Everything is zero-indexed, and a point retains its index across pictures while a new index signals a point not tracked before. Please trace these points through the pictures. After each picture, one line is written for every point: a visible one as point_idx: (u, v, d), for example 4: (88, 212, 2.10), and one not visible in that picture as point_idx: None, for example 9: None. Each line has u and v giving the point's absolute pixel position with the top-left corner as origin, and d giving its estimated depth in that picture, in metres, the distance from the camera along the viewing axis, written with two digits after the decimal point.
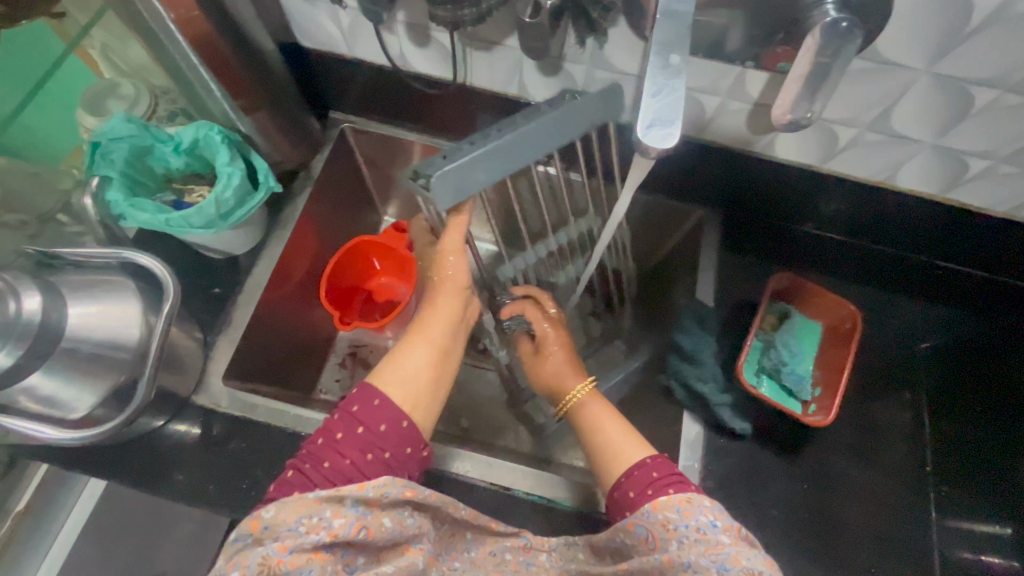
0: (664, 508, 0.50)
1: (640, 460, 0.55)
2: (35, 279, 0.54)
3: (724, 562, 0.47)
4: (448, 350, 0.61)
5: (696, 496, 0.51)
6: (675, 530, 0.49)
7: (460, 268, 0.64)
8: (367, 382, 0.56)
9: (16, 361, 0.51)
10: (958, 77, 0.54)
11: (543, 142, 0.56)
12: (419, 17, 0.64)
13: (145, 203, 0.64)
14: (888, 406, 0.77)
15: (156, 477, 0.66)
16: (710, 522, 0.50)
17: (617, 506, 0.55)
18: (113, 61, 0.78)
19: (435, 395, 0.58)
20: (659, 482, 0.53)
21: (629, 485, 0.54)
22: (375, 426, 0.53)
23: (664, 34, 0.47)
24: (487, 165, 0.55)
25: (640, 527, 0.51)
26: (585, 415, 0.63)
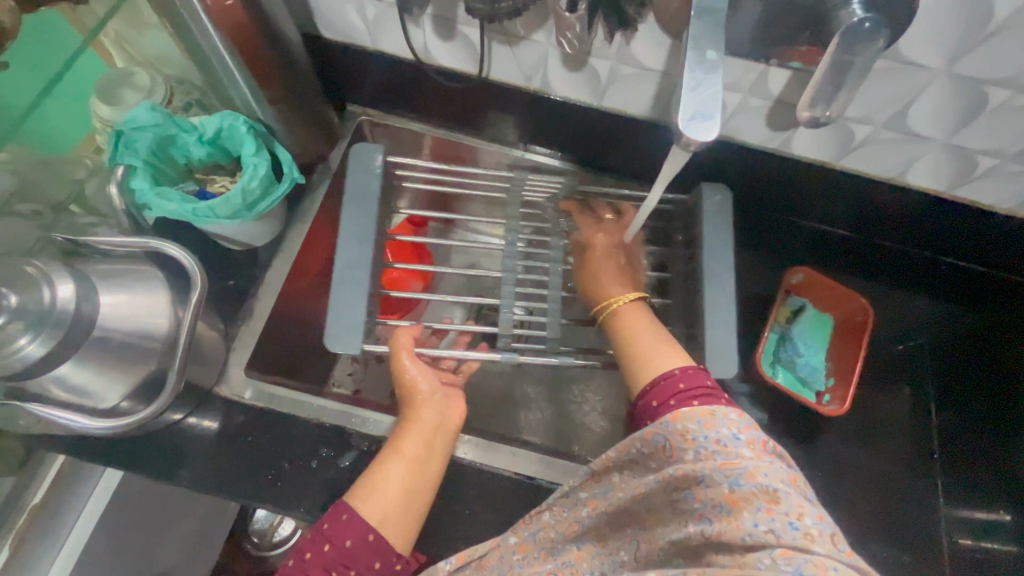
0: (684, 419, 0.49)
1: (670, 370, 0.57)
2: (65, 266, 0.54)
3: (738, 478, 0.43)
4: (427, 460, 0.59)
5: (719, 409, 0.49)
6: (693, 441, 0.47)
7: (423, 375, 0.64)
8: (345, 500, 0.57)
9: (50, 350, 0.50)
10: (974, 77, 0.56)
11: (357, 239, 0.65)
12: (447, 10, 0.65)
13: (170, 193, 0.64)
14: (890, 399, 0.81)
15: (179, 468, 0.66)
16: (731, 435, 0.47)
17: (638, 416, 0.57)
18: (125, 50, 0.78)
19: (409, 508, 0.57)
20: (683, 393, 0.55)
21: (653, 395, 0.56)
22: (340, 542, 0.54)
23: (700, 29, 0.48)
24: (349, 291, 0.63)
25: (658, 435, 0.49)
26: (620, 321, 0.66)
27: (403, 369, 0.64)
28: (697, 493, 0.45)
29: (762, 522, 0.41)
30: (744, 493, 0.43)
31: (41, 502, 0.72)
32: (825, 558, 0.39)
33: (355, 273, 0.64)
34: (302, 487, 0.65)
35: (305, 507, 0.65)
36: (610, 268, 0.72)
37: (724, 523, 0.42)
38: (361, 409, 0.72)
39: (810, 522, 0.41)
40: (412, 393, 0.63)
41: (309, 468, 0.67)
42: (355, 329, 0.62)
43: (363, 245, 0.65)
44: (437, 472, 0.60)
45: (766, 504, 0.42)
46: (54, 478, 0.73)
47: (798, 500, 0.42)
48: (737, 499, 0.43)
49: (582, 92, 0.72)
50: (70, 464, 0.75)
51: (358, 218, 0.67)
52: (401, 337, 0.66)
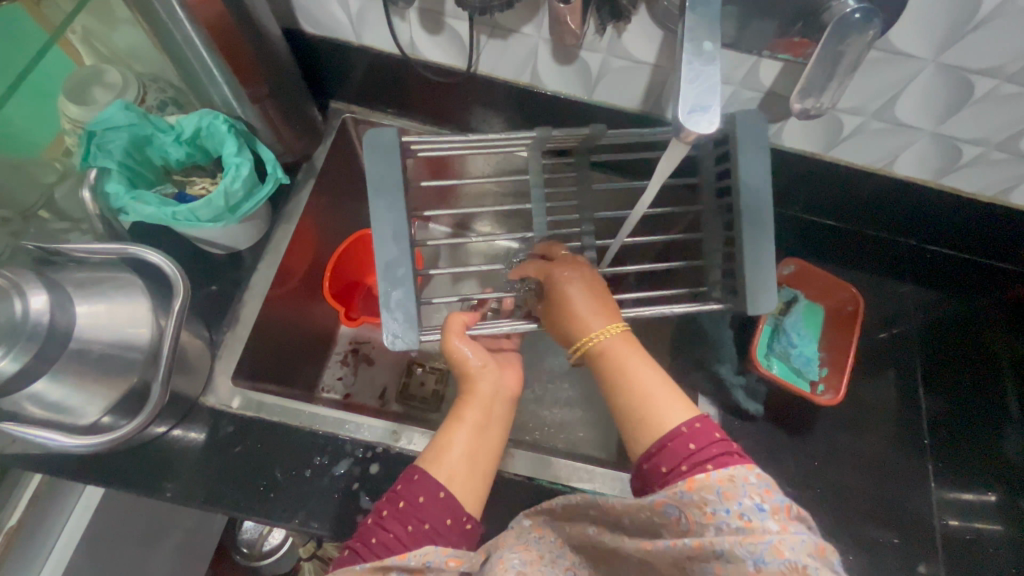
0: (702, 489, 0.43)
1: (677, 428, 0.48)
2: (38, 276, 0.51)
3: (764, 554, 0.40)
4: (489, 428, 0.56)
5: (739, 475, 0.43)
6: (714, 515, 0.42)
7: (475, 353, 0.60)
8: (416, 466, 0.53)
9: (23, 366, 0.48)
10: (961, 66, 0.56)
11: (393, 235, 0.54)
12: (433, 3, 0.63)
13: (148, 196, 0.61)
14: (880, 386, 0.81)
15: (165, 483, 0.63)
16: (755, 506, 0.42)
17: (645, 479, 0.49)
18: (95, 47, 0.73)
19: (475, 474, 0.53)
20: (695, 457, 0.46)
21: (660, 459, 0.48)
22: (413, 498, 0.50)
23: (696, 21, 0.47)
24: (400, 290, 0.54)
25: (671, 506, 0.44)
26: (608, 360, 0.54)
27: (450, 350, 0.60)
28: (716, 566, 0.41)
29: None
30: (772, 571, 0.40)
31: (18, 524, 0.69)
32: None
33: (399, 270, 0.54)
34: (297, 497, 0.64)
35: (301, 517, 0.63)
36: (583, 295, 0.57)
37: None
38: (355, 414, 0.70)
39: None
40: (465, 371, 0.59)
41: (304, 477, 0.65)
42: (411, 321, 0.53)
43: (402, 238, 0.54)
44: (498, 444, 0.56)
45: None
46: (31, 500, 0.70)
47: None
48: None
49: (572, 86, 0.71)
50: (47, 483, 0.71)
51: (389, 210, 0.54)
52: (454, 318, 0.62)
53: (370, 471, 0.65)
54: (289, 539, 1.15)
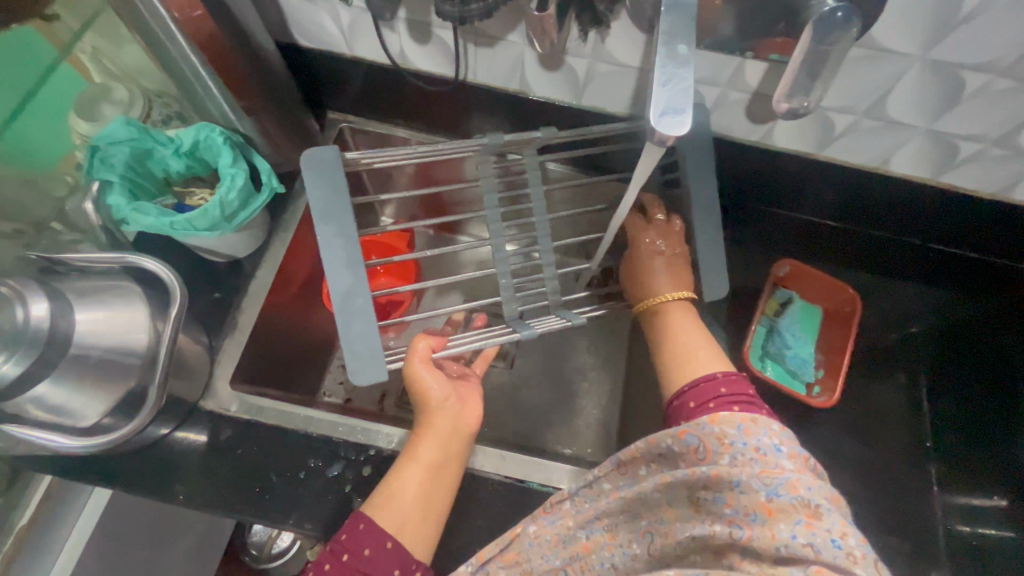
0: (725, 423, 0.50)
1: (712, 373, 0.57)
2: (41, 285, 0.53)
3: (777, 487, 0.45)
4: (443, 468, 0.58)
5: (761, 418, 0.50)
6: (731, 446, 0.48)
7: (437, 383, 0.60)
8: (363, 511, 0.55)
9: (26, 369, 0.50)
10: (952, 62, 0.55)
11: (346, 262, 0.54)
12: (420, 14, 0.65)
13: (147, 206, 0.64)
14: (884, 389, 0.80)
15: (165, 485, 0.65)
16: (773, 445, 0.48)
17: (674, 415, 0.57)
18: (104, 66, 0.75)
19: (426, 517, 0.55)
20: (724, 397, 0.55)
21: (692, 396, 0.56)
22: (359, 550, 0.53)
23: (672, 24, 0.47)
24: (359, 320, 0.54)
25: (693, 437, 0.50)
26: (668, 317, 0.64)
27: (413, 375, 0.60)
28: (729, 497, 0.46)
29: (800, 535, 0.42)
30: (783, 503, 0.44)
31: (29, 522, 0.72)
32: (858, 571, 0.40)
33: (357, 300, 0.54)
34: (293, 499, 0.65)
35: (295, 518, 0.64)
36: (658, 261, 0.67)
37: (756, 530, 0.44)
38: (348, 417, 0.71)
39: (850, 541, 0.42)
40: (425, 401, 0.60)
41: (298, 479, 0.66)
42: (375, 352, 0.54)
43: (355, 265, 0.55)
44: (454, 476, 0.59)
45: (804, 516, 0.44)
46: (41, 500, 0.73)
47: (838, 518, 0.43)
48: (774, 510, 0.44)
49: (561, 91, 0.72)
50: (58, 483, 0.74)
51: (342, 237, 0.55)
52: (419, 344, 0.61)
53: (362, 473, 0.66)
54: (297, 542, 1.17)
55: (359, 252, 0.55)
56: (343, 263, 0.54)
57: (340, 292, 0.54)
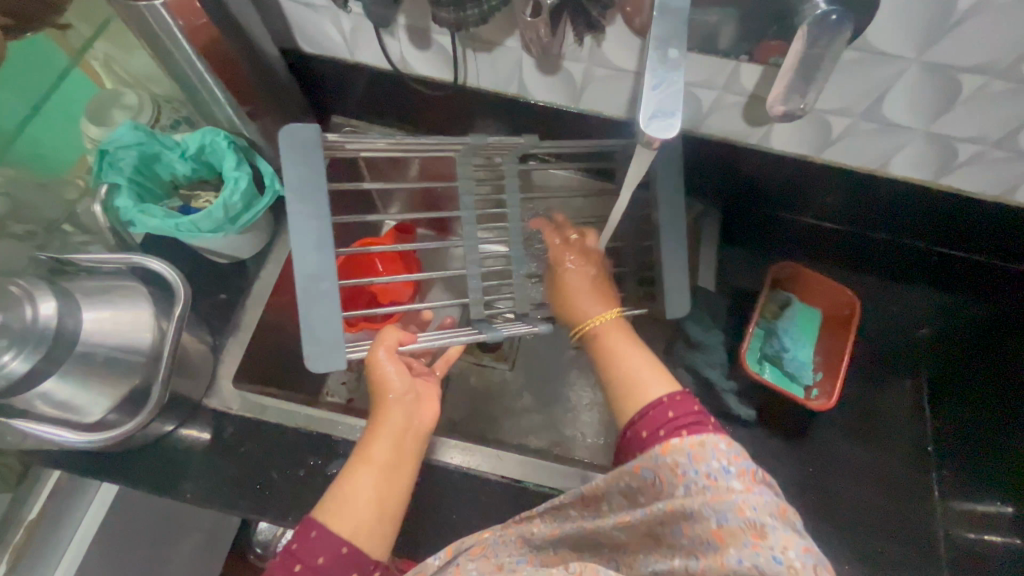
0: (674, 451, 0.47)
1: (657, 398, 0.53)
2: (49, 284, 0.55)
3: (727, 513, 0.43)
4: (397, 467, 0.56)
5: (709, 438, 0.47)
6: (683, 476, 0.46)
7: (399, 374, 0.59)
8: (314, 515, 0.53)
9: (33, 366, 0.52)
10: (947, 64, 0.55)
11: (316, 244, 0.54)
12: (420, 20, 0.66)
13: (153, 209, 0.65)
14: (889, 394, 0.80)
15: (167, 481, 0.67)
16: (722, 468, 0.45)
17: (626, 446, 0.54)
18: (115, 72, 0.78)
19: (382, 519, 0.54)
20: (673, 423, 0.51)
21: (642, 425, 0.52)
22: (312, 560, 0.50)
23: (664, 28, 0.48)
24: (322, 304, 0.54)
25: (647, 471, 0.47)
26: (605, 341, 0.60)
27: (377, 365, 0.59)
28: (685, 528, 0.44)
29: (747, 558, 0.40)
30: (732, 528, 0.42)
31: (37, 517, 0.73)
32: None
33: (323, 284, 0.54)
34: (292, 496, 0.66)
35: (294, 515, 0.65)
36: (585, 282, 0.66)
37: (710, 558, 0.42)
38: (349, 416, 0.72)
39: (794, 556, 0.40)
40: (385, 391, 0.59)
41: (298, 477, 0.67)
42: (335, 341, 0.54)
43: (324, 249, 0.54)
44: (410, 476, 0.57)
45: (752, 538, 0.41)
46: (50, 494, 0.74)
47: (785, 535, 0.41)
48: (724, 536, 0.42)
49: (559, 96, 0.73)
50: (66, 478, 0.75)
51: (316, 218, 0.54)
52: (387, 335, 0.61)
53: None
54: None
55: (330, 234, 0.54)
56: (316, 246, 0.54)
57: (307, 273, 0.54)
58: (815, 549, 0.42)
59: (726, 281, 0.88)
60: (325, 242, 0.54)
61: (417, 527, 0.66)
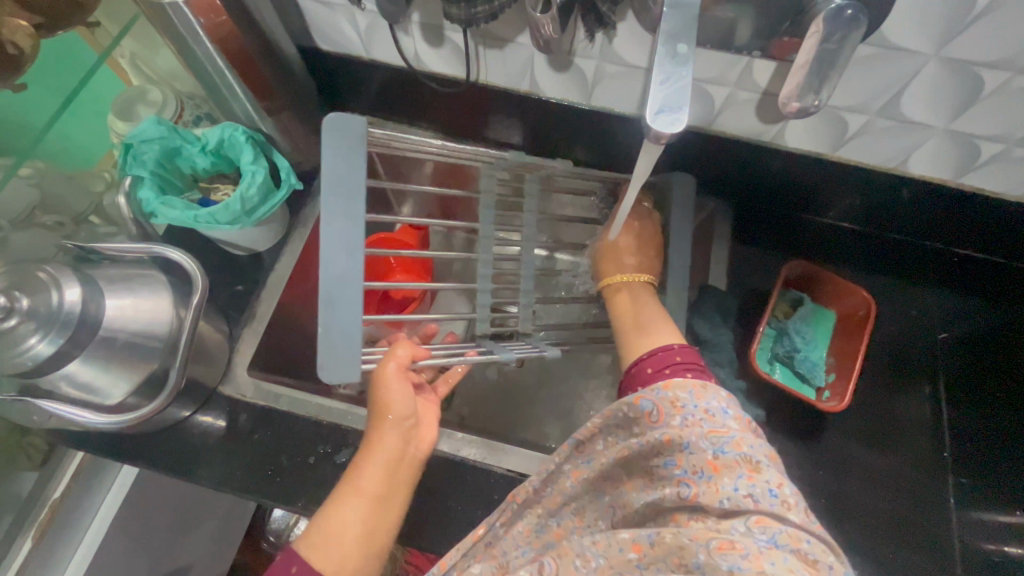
0: (677, 387, 0.50)
1: (670, 344, 0.59)
2: (75, 272, 0.57)
3: (724, 446, 0.45)
4: (387, 499, 0.57)
5: (711, 384, 0.50)
6: (683, 408, 0.49)
7: (404, 397, 0.58)
8: (297, 542, 0.54)
9: (59, 348, 0.54)
10: (966, 60, 0.54)
11: (346, 247, 0.51)
12: (433, 18, 0.67)
13: (175, 201, 0.68)
14: (907, 400, 0.78)
15: (183, 465, 0.69)
16: (721, 408, 0.49)
17: (632, 380, 0.59)
18: (139, 68, 0.81)
19: (369, 553, 0.54)
20: (679, 364, 0.57)
21: (650, 363, 0.58)
22: None
23: (673, 23, 0.48)
24: (343, 311, 0.51)
25: (647, 401, 0.50)
26: (629, 296, 0.67)
27: (382, 383, 0.58)
28: (678, 460, 0.46)
29: (743, 487, 0.42)
30: (728, 459, 0.44)
31: (62, 496, 0.76)
32: (796, 526, 0.40)
33: (346, 290, 0.51)
34: (302, 483, 0.68)
35: (303, 502, 0.67)
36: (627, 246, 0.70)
37: (702, 486, 0.43)
38: (358, 407, 0.74)
39: (788, 491, 0.43)
40: (385, 412, 0.58)
41: (308, 464, 0.69)
42: (352, 353, 0.52)
43: (354, 254, 0.51)
44: (398, 504, 0.58)
45: (747, 472, 0.44)
46: (74, 474, 0.77)
47: (777, 473, 0.44)
48: (719, 467, 0.44)
49: (570, 92, 0.73)
50: (88, 460, 0.78)
51: (347, 218, 0.50)
52: (398, 350, 0.59)
53: None
54: None
55: (360, 238, 0.51)
56: (347, 250, 0.51)
57: (334, 277, 0.50)
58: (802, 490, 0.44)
59: (738, 281, 0.87)
60: (356, 244, 0.51)
61: (423, 517, 0.67)
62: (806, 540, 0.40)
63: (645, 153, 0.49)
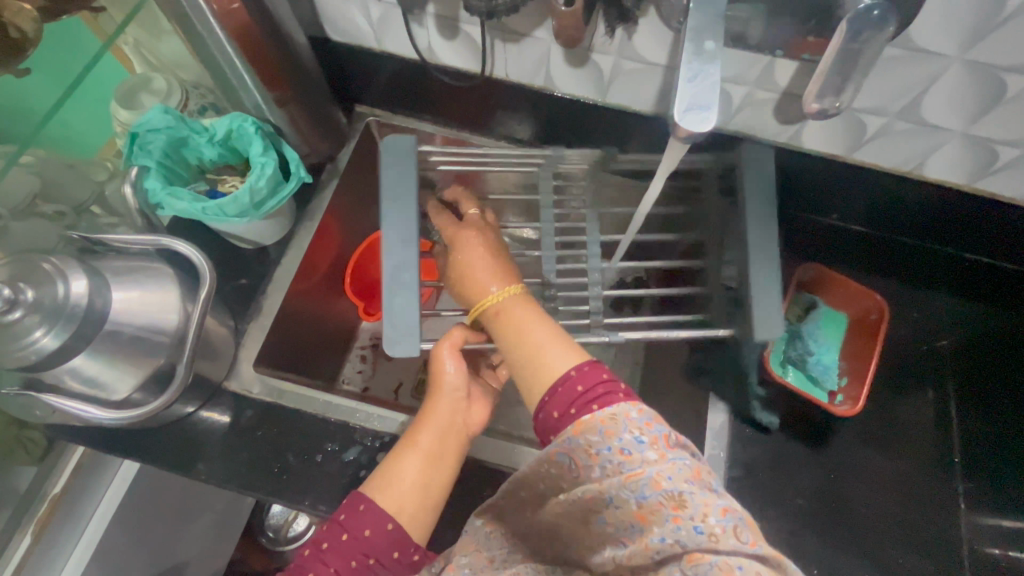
0: (586, 431, 0.43)
1: (564, 373, 0.49)
2: (80, 263, 0.56)
3: (643, 490, 0.40)
4: (441, 458, 0.56)
5: (620, 411, 0.43)
6: (597, 455, 0.43)
7: (456, 371, 0.59)
8: (359, 491, 0.55)
9: (64, 343, 0.53)
10: (990, 63, 0.53)
11: (401, 240, 0.59)
12: (449, 10, 0.66)
13: (181, 192, 0.66)
14: (908, 403, 0.78)
15: (186, 461, 0.68)
16: (635, 439, 0.42)
17: (542, 430, 0.49)
18: (145, 56, 0.79)
19: (425, 507, 0.54)
20: (584, 398, 0.47)
21: (553, 406, 0.48)
22: (359, 532, 0.52)
23: (700, 20, 0.47)
24: (401, 296, 0.57)
25: (562, 455, 0.45)
26: (503, 322, 0.55)
27: (439, 358, 0.59)
28: (608, 516, 0.43)
29: (669, 536, 0.39)
30: (652, 505, 0.40)
31: (63, 491, 0.75)
32: (729, 560, 0.37)
33: (404, 276, 0.58)
34: (309, 481, 0.67)
35: (310, 500, 0.66)
36: (481, 263, 0.61)
37: (636, 542, 0.41)
38: (367, 404, 0.73)
39: (716, 520, 0.38)
40: (438, 386, 0.59)
41: (315, 462, 0.68)
42: (413, 330, 0.56)
43: (408, 243, 0.59)
44: (454, 468, 0.57)
45: (673, 511, 0.40)
46: (75, 468, 0.76)
47: (704, 499, 0.39)
48: (646, 515, 0.40)
49: (585, 88, 0.72)
50: (89, 455, 0.77)
51: (401, 216, 0.60)
52: (454, 332, 0.59)
53: (377, 459, 0.68)
54: (312, 527, 1.20)
55: (414, 231, 0.59)
56: (403, 240, 0.59)
57: (397, 263, 0.58)
58: (734, 507, 0.39)
59: None
60: (412, 238, 0.59)
61: None
62: (738, 568, 0.37)
63: (670, 148, 0.48)
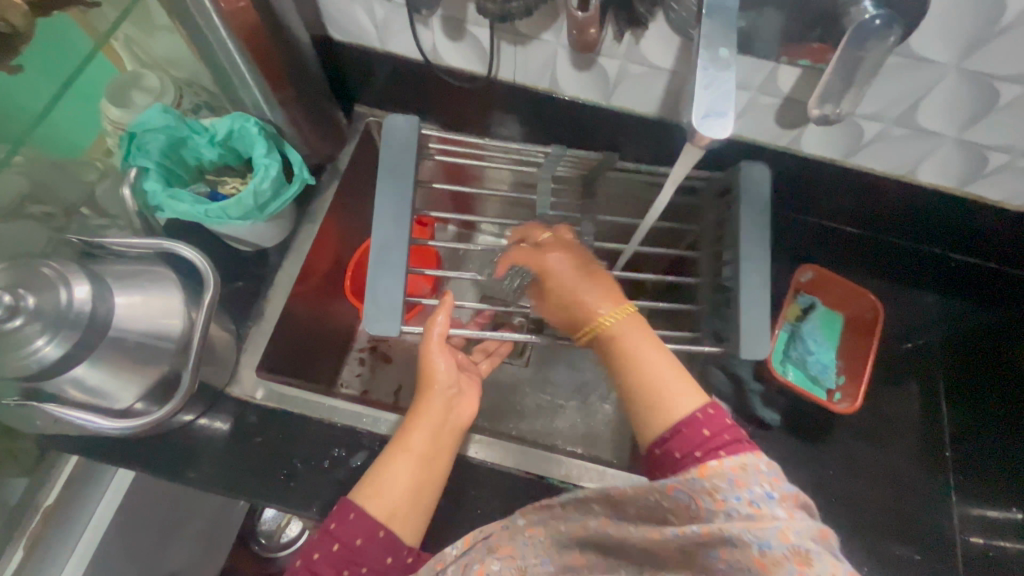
0: (714, 475, 0.44)
1: (691, 414, 0.49)
2: (82, 268, 0.54)
3: (770, 539, 0.40)
4: (436, 455, 0.57)
5: (751, 462, 0.45)
6: (725, 501, 0.43)
7: (447, 365, 0.60)
8: (350, 497, 0.54)
9: (66, 352, 0.51)
10: (986, 72, 0.55)
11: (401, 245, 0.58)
12: (456, 11, 0.65)
13: (182, 194, 0.65)
14: (896, 398, 0.81)
15: (188, 470, 0.66)
16: (764, 493, 0.43)
17: (657, 465, 0.50)
18: (135, 53, 0.76)
19: (416, 506, 0.54)
20: (709, 443, 0.48)
21: (676, 445, 0.48)
22: (350, 540, 0.52)
23: (713, 27, 0.47)
24: (386, 276, 0.57)
25: (681, 492, 0.45)
26: (619, 346, 0.54)
27: (428, 354, 0.60)
28: (722, 552, 0.41)
29: None
30: (776, 555, 0.40)
31: (55, 501, 0.73)
32: None
33: (390, 255, 0.58)
34: (316, 487, 0.66)
35: (317, 507, 0.65)
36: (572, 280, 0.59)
37: None
38: (371, 407, 0.72)
39: None
40: (430, 382, 0.59)
41: (322, 468, 0.67)
42: (395, 308, 0.57)
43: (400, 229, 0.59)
44: (445, 469, 0.57)
45: (797, 566, 0.39)
46: (67, 479, 0.74)
47: (829, 560, 0.40)
48: (767, 564, 0.40)
49: (589, 91, 0.73)
50: (82, 465, 0.75)
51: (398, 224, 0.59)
52: (439, 317, 0.61)
53: None
54: (305, 533, 1.18)
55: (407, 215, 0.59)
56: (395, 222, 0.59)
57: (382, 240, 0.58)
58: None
59: None
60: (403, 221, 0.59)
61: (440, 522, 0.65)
62: None
63: (684, 154, 0.49)
